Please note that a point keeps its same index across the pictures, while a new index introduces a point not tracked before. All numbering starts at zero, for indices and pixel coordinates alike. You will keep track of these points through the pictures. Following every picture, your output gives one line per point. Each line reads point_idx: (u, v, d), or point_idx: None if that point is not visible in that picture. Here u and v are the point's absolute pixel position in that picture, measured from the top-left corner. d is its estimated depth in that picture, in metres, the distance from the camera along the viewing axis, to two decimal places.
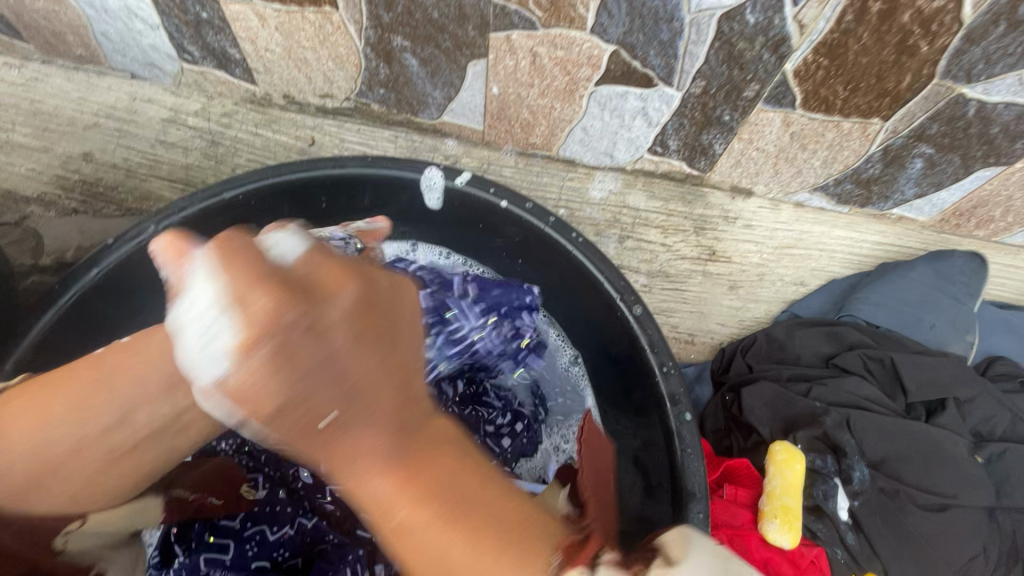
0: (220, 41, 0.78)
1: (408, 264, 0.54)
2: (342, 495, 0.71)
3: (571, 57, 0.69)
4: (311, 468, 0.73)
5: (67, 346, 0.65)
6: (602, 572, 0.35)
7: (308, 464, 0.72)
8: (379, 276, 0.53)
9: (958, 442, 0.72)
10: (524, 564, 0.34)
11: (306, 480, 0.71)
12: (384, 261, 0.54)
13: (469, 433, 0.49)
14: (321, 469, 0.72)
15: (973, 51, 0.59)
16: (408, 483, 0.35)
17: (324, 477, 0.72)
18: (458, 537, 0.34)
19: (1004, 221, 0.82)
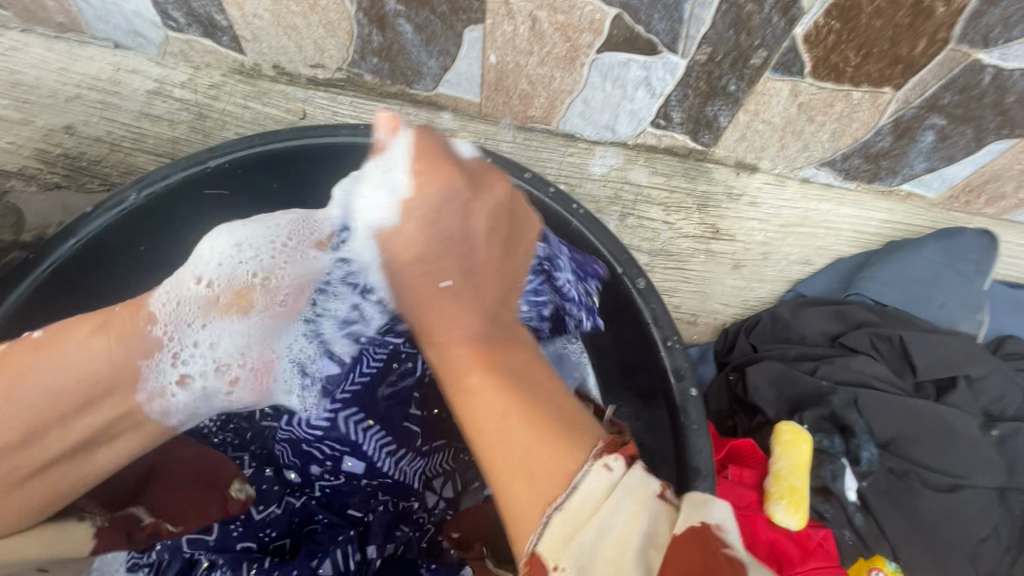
0: (206, 6, 0.75)
1: (448, 202, 0.50)
2: (331, 485, 0.70)
3: (572, 22, 0.66)
4: (298, 460, 0.69)
5: (43, 317, 0.62)
6: (632, 484, 0.37)
7: (295, 457, 0.69)
8: (441, 206, 0.50)
9: (969, 421, 0.70)
10: (570, 445, 0.40)
11: (295, 472, 0.70)
12: (447, 193, 0.50)
13: (511, 358, 0.46)
14: (312, 459, 0.69)
15: (991, 13, 0.57)
16: (484, 378, 0.45)
17: (312, 468, 0.69)
18: (526, 425, 0.40)
19: (1015, 198, 0.81)
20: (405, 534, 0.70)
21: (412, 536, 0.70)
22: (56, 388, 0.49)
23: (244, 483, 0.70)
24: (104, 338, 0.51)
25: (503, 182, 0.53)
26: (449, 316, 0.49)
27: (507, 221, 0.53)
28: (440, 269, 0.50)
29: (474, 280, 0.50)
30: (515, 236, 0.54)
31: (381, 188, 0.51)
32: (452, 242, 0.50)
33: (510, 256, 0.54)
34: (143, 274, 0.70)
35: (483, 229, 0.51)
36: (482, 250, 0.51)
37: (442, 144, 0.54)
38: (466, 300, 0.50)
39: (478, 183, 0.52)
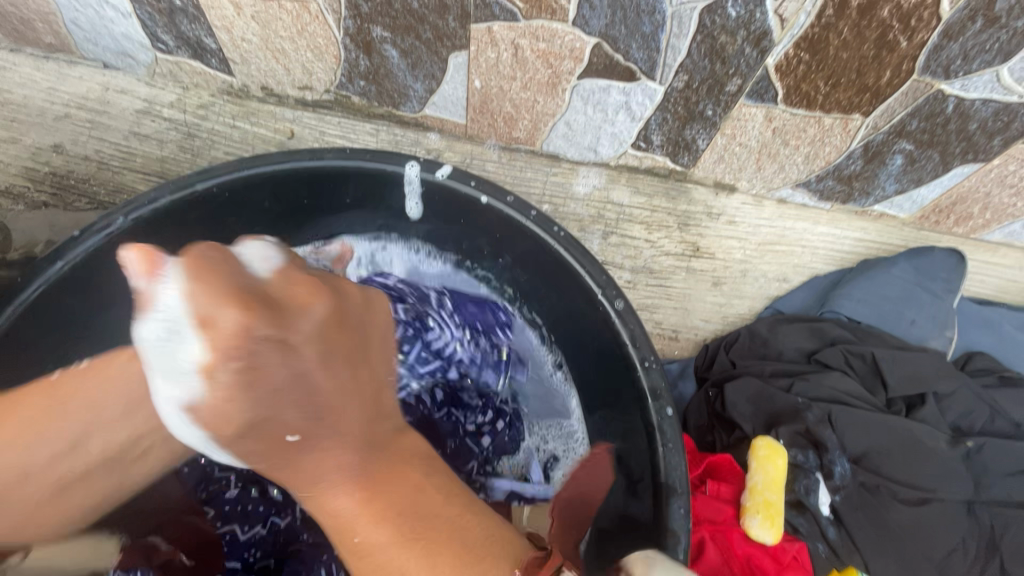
0: (195, 30, 0.76)
1: (257, 352, 0.41)
2: None
3: (553, 50, 0.68)
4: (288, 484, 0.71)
5: (28, 339, 0.62)
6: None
7: None
8: (248, 354, 0.40)
9: (937, 436, 0.72)
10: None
11: (280, 487, 0.69)
12: (248, 332, 0.40)
13: (399, 493, 0.48)
14: None
15: (951, 47, 0.59)
16: (377, 531, 0.47)
17: None
18: (414, 558, 0.46)
19: (982, 218, 0.84)
20: None
21: None
22: (99, 413, 0.52)
23: (232, 501, 0.70)
24: (131, 353, 0.52)
25: (322, 292, 0.46)
26: (329, 469, 0.46)
27: (343, 335, 0.47)
28: (293, 460, 0.45)
29: (324, 423, 0.45)
30: (358, 351, 0.49)
31: (167, 334, 0.40)
32: (318, 414, 0.45)
33: (369, 367, 0.50)
34: (130, 293, 0.71)
35: (314, 354, 0.44)
36: (343, 405, 0.47)
37: (226, 259, 0.44)
38: (330, 440, 0.46)
39: (285, 307, 0.43)
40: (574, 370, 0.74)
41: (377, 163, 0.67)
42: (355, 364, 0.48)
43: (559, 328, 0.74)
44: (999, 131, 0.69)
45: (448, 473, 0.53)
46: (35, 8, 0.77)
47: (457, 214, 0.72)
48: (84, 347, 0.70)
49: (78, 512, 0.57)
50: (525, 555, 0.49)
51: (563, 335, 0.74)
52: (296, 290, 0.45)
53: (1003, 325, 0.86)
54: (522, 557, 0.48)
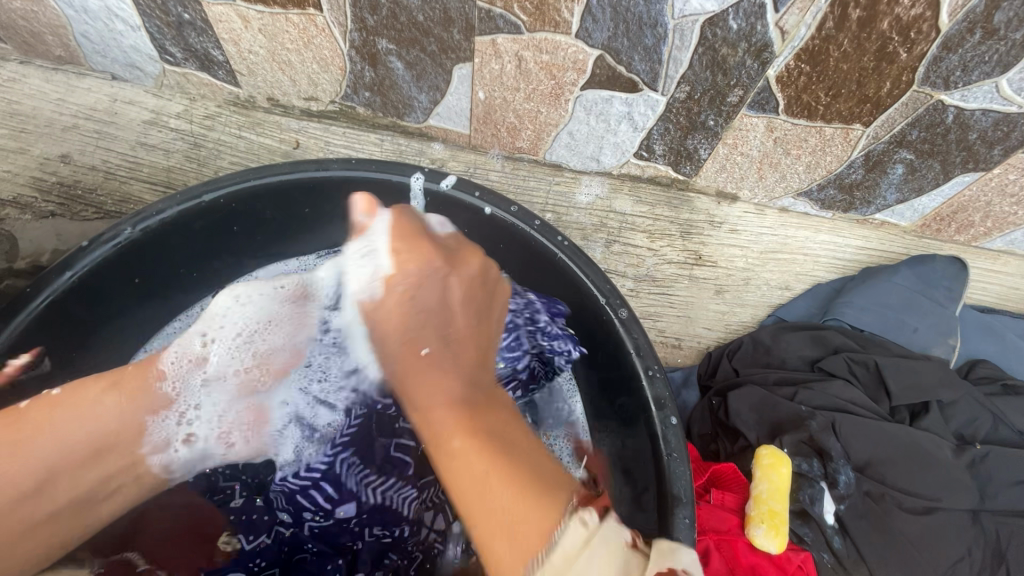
0: (203, 43, 0.77)
1: (428, 284, 0.61)
2: (320, 526, 0.68)
3: (556, 62, 0.69)
4: (291, 508, 0.68)
5: (38, 350, 0.63)
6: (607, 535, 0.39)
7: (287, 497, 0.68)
8: (422, 282, 0.61)
9: (941, 445, 0.72)
10: (546, 500, 0.42)
11: (285, 511, 0.68)
12: (426, 270, 0.61)
13: (493, 420, 0.51)
14: (305, 506, 0.68)
15: (951, 58, 0.60)
16: (466, 441, 0.48)
17: (304, 509, 0.68)
18: (497, 475, 0.44)
19: (983, 227, 0.84)
20: (393, 562, 0.68)
21: (401, 564, 0.68)
22: (67, 454, 0.54)
23: (236, 510, 0.69)
24: (116, 397, 0.56)
25: (478, 255, 0.65)
26: (440, 385, 0.54)
27: (479, 293, 0.63)
28: (416, 337, 0.59)
29: (451, 346, 0.59)
30: (485, 309, 0.64)
31: (365, 265, 0.64)
32: (449, 333, 0.60)
33: (484, 326, 0.64)
34: (137, 303, 0.72)
35: (460, 296, 0.62)
36: (454, 319, 0.61)
37: (414, 219, 0.66)
38: (449, 368, 0.57)
39: (458, 258, 0.63)
40: (578, 378, 0.74)
41: (382, 173, 0.68)
42: (444, 338, 0.59)
43: (563, 335, 0.75)
44: (999, 141, 0.69)
45: (523, 424, 0.54)
46: (47, 22, 0.78)
47: (461, 222, 0.72)
48: (92, 356, 0.70)
49: (59, 545, 0.57)
50: (582, 489, 0.46)
51: (565, 344, 0.75)
52: (463, 247, 0.65)
53: (1006, 333, 0.86)
54: (580, 490, 0.46)
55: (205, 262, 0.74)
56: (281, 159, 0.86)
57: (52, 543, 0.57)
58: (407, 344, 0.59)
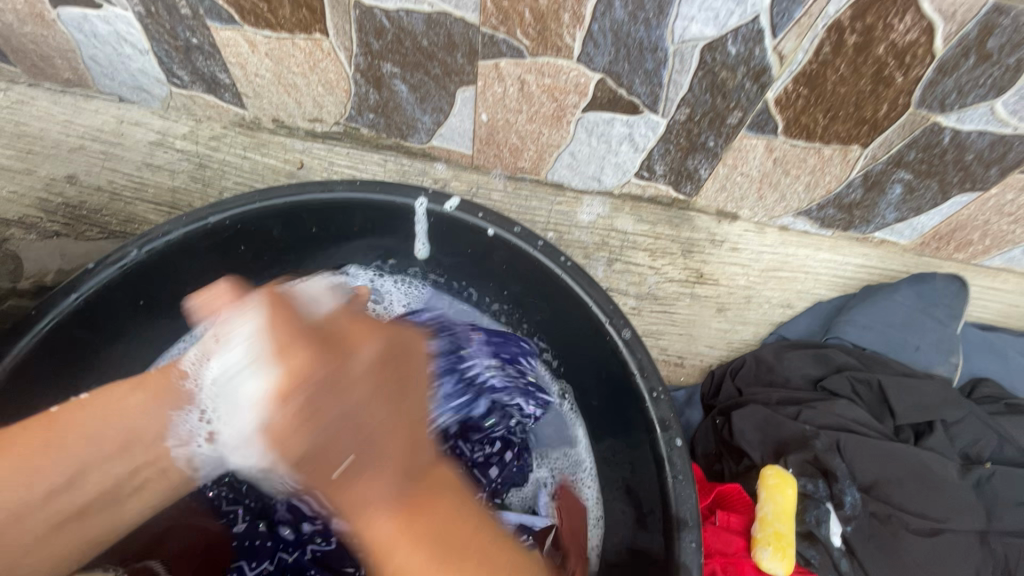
0: (210, 66, 0.79)
1: (316, 396, 0.51)
2: (323, 550, 0.68)
3: (558, 85, 0.71)
4: (293, 515, 0.68)
5: (41, 373, 0.62)
6: None
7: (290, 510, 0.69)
8: (305, 379, 0.51)
9: (947, 464, 0.72)
10: None
11: (286, 528, 0.69)
12: (312, 371, 0.51)
13: (439, 513, 0.48)
14: (304, 516, 0.68)
15: (946, 82, 0.61)
16: (424, 557, 0.45)
17: (305, 526, 0.69)
18: None
19: (982, 245, 0.85)
20: None
21: None
22: (93, 449, 0.54)
23: (240, 535, 0.69)
24: (143, 394, 0.57)
25: (371, 335, 0.56)
26: (370, 488, 0.48)
27: (389, 372, 0.55)
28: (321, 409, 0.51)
29: (373, 444, 0.50)
30: (405, 375, 0.56)
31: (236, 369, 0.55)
32: (358, 430, 0.50)
33: (406, 400, 0.55)
34: (142, 324, 0.72)
35: (364, 391, 0.52)
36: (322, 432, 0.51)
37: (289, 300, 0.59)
38: (382, 468, 0.50)
39: (341, 346, 0.54)
40: (580, 399, 0.75)
41: (386, 195, 0.69)
42: (399, 393, 0.54)
43: (566, 357, 0.75)
44: (995, 161, 0.70)
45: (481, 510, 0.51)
46: (57, 46, 0.80)
47: (465, 242, 0.73)
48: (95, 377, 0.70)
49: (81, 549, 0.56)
50: None
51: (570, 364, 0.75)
52: (358, 328, 0.57)
53: (1007, 351, 0.86)
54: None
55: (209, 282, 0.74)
56: (285, 179, 0.87)
57: (76, 545, 0.55)
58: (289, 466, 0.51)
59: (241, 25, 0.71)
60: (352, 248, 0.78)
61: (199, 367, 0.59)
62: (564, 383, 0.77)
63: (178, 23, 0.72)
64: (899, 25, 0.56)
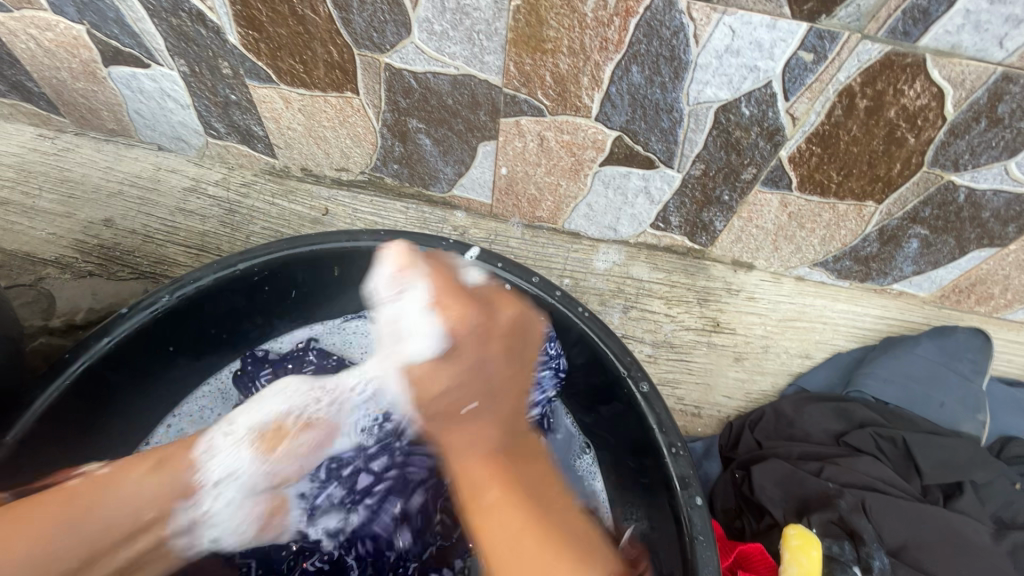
0: (246, 120, 0.83)
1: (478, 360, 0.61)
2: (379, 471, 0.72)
3: (576, 141, 0.73)
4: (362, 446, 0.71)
5: (66, 417, 0.64)
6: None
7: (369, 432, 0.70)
8: (463, 334, 0.60)
9: (979, 529, 0.69)
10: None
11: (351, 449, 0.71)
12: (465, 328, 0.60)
13: (528, 473, 0.60)
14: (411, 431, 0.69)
15: (958, 143, 0.62)
16: (500, 493, 0.56)
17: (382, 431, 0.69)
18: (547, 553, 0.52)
19: (1003, 298, 0.84)
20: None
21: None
22: (87, 524, 0.49)
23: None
24: (144, 476, 0.53)
25: (511, 303, 0.64)
26: (480, 433, 0.62)
27: (518, 338, 0.64)
28: (478, 418, 0.62)
29: (495, 399, 0.63)
30: (525, 351, 0.65)
31: (408, 330, 0.61)
32: (489, 387, 0.63)
33: (521, 367, 0.65)
34: (171, 366, 0.74)
35: (500, 350, 0.62)
36: (499, 399, 0.64)
37: (448, 266, 0.66)
38: (490, 420, 0.63)
39: (486, 303, 0.63)
40: (601, 452, 0.74)
41: (408, 245, 0.70)
42: (515, 363, 0.64)
43: (580, 408, 0.75)
44: (1013, 219, 0.71)
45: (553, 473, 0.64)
46: (105, 100, 0.85)
47: None
48: (119, 413, 0.71)
49: None
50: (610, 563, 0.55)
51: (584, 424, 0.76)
52: (451, 309, 0.60)
53: None
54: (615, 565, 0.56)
55: (236, 323, 0.76)
56: (310, 226, 0.90)
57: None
58: (474, 395, 0.62)
59: (277, 83, 0.75)
60: None
61: (209, 457, 0.57)
62: (586, 438, 0.77)
63: (220, 82, 0.77)
64: (910, 91, 0.58)
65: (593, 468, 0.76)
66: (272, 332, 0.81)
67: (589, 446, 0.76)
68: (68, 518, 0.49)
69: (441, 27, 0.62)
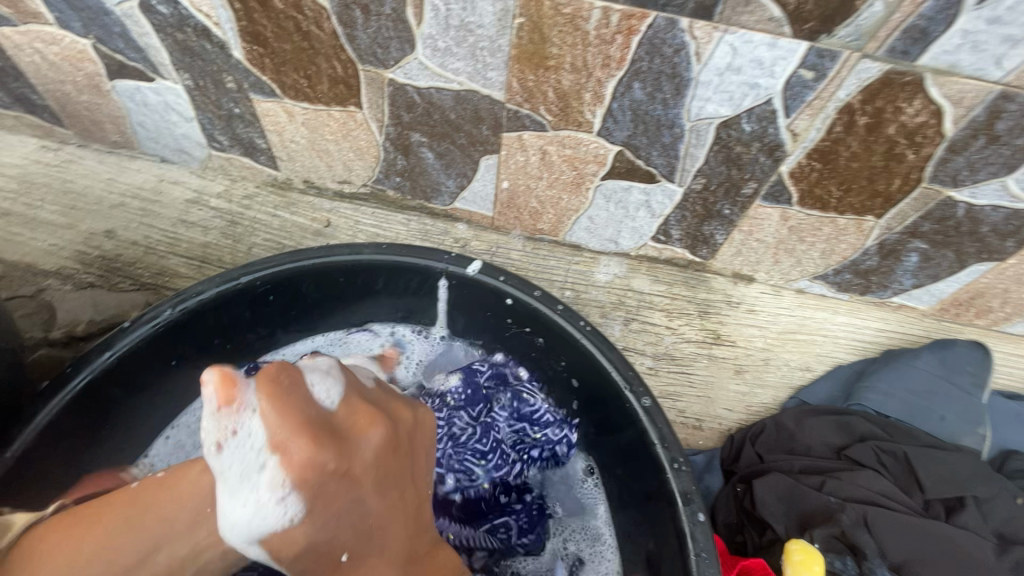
0: (249, 133, 0.83)
1: (347, 503, 0.47)
2: None
3: (578, 155, 0.74)
4: None
5: (65, 433, 0.63)
6: None
7: None
8: (320, 487, 0.46)
9: (981, 544, 0.69)
10: None
11: None
12: (322, 475, 0.46)
13: None
14: None
15: (957, 160, 0.63)
16: None
17: None
18: None
19: (1003, 311, 0.84)
20: None
21: None
22: (168, 524, 0.50)
23: None
24: (213, 472, 0.51)
25: (381, 420, 0.50)
26: (383, 561, 0.49)
27: (394, 460, 0.51)
28: (365, 518, 0.48)
29: (381, 531, 0.49)
30: (413, 471, 0.53)
31: (246, 485, 0.46)
32: (365, 530, 0.48)
33: (403, 494, 0.51)
34: (171, 379, 0.74)
35: (373, 491, 0.48)
36: (375, 502, 0.49)
37: (297, 380, 0.49)
38: (380, 560, 0.49)
39: (346, 435, 0.48)
40: (605, 467, 0.73)
41: (411, 259, 0.70)
42: (400, 481, 0.51)
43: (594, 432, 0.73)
44: (1011, 234, 0.71)
45: None
46: (109, 112, 0.86)
47: (485, 306, 0.74)
48: (120, 427, 0.71)
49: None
50: None
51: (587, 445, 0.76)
52: (358, 418, 0.49)
53: None
54: None
55: (238, 335, 0.76)
56: (312, 237, 0.90)
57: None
58: (329, 557, 0.48)
59: (281, 97, 0.75)
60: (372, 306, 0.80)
61: None
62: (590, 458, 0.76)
63: (224, 96, 0.77)
64: (908, 109, 0.58)
65: (598, 489, 0.75)
66: (274, 343, 0.81)
67: (594, 468, 0.75)
68: (109, 517, 0.50)
69: (444, 44, 0.63)
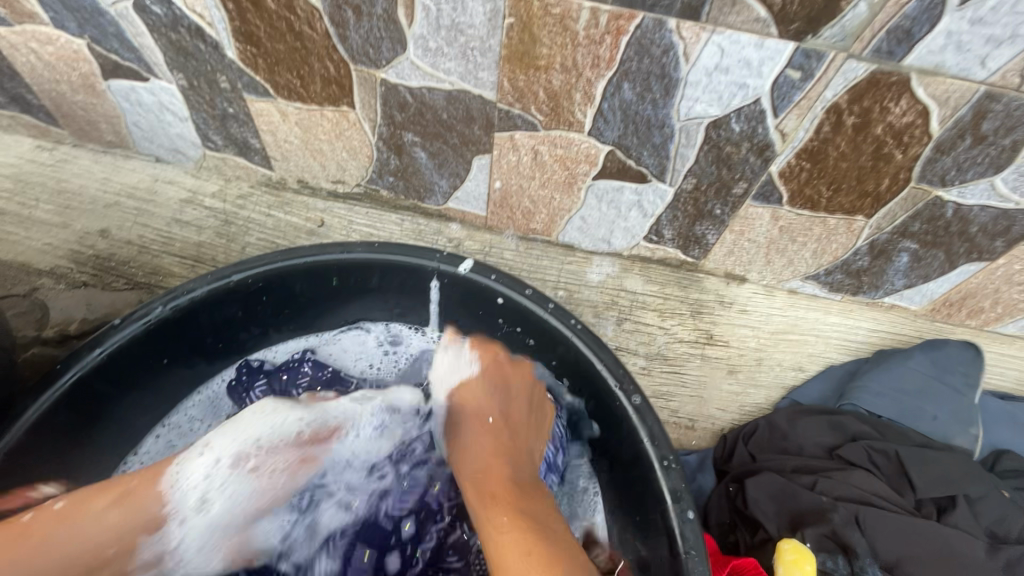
0: (243, 133, 0.84)
1: (508, 390, 0.69)
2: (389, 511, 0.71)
3: (570, 155, 0.74)
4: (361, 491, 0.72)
5: (54, 432, 0.63)
6: None
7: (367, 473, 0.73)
8: (505, 377, 0.69)
9: (973, 543, 0.69)
10: None
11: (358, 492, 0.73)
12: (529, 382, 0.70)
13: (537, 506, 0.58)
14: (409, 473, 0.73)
15: (944, 159, 0.63)
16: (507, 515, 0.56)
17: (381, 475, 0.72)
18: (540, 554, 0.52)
19: (994, 312, 0.85)
20: None
21: None
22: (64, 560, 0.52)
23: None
24: (116, 512, 0.55)
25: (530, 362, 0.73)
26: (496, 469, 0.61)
27: (533, 394, 0.70)
28: (510, 420, 0.67)
29: (507, 430, 0.66)
30: (541, 415, 0.70)
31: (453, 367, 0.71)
32: (506, 423, 0.67)
33: (531, 420, 0.69)
34: (163, 378, 0.74)
35: (520, 387, 0.69)
36: (520, 445, 0.65)
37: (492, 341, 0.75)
38: (515, 456, 0.64)
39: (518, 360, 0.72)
40: (596, 470, 0.73)
41: (403, 257, 0.71)
42: (531, 410, 0.69)
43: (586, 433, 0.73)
44: (1000, 233, 0.72)
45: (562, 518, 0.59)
46: (104, 112, 0.86)
47: (477, 304, 0.74)
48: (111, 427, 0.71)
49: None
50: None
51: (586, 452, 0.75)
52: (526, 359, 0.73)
53: None
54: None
55: (231, 334, 0.76)
56: (306, 237, 0.90)
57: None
58: (495, 427, 0.66)
59: (275, 97, 0.76)
60: (365, 305, 0.80)
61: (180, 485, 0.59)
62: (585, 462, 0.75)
63: (218, 96, 0.78)
64: (896, 109, 0.59)
65: (596, 496, 0.74)
66: (266, 342, 0.81)
67: (590, 471, 0.75)
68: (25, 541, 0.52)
69: (436, 44, 0.63)
